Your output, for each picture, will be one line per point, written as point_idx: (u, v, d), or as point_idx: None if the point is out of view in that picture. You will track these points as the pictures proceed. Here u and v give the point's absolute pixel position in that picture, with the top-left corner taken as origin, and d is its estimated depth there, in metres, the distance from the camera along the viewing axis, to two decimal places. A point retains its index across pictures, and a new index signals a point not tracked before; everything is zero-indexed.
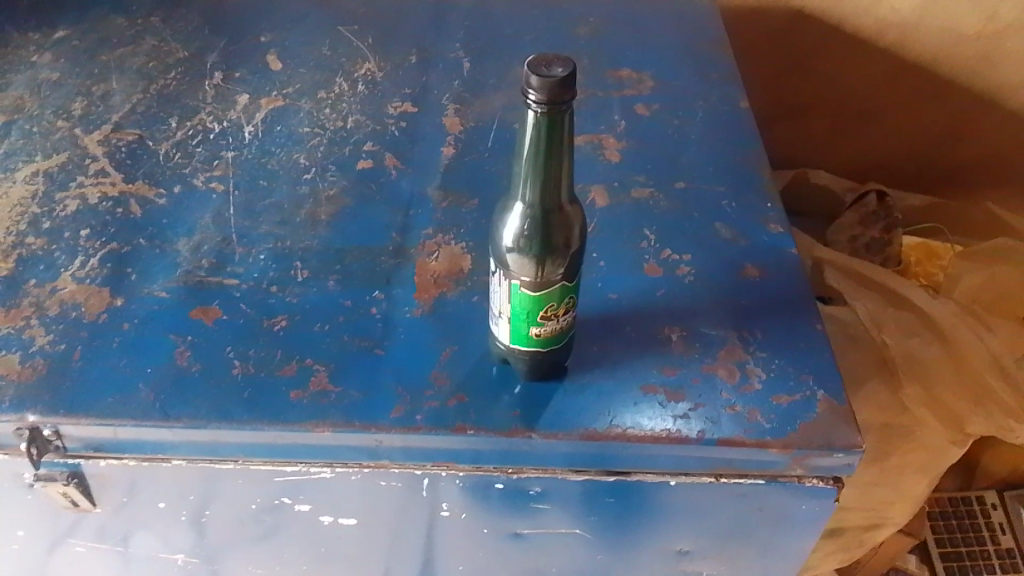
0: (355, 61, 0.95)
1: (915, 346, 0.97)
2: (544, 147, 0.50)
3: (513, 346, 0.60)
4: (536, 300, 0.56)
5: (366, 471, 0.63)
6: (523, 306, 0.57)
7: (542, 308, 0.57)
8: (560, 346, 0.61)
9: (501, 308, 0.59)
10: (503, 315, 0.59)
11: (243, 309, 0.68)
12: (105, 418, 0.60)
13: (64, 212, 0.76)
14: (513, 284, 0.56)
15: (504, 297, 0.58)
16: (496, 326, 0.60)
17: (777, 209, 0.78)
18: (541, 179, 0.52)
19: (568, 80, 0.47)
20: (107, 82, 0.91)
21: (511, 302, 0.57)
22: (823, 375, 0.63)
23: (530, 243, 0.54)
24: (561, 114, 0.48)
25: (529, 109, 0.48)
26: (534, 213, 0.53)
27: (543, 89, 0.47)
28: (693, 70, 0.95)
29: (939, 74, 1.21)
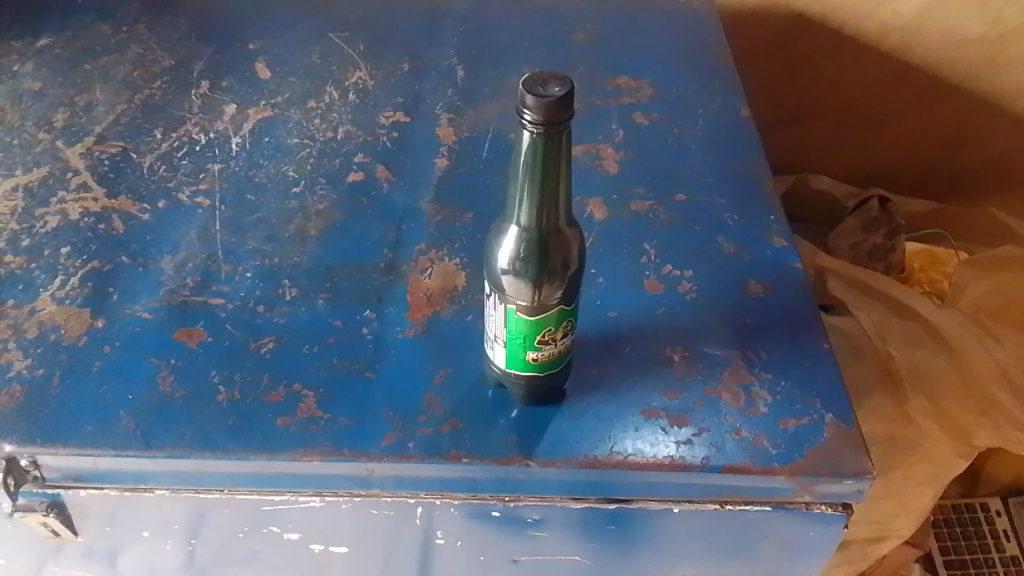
0: (346, 69, 0.92)
1: (921, 359, 0.94)
2: (540, 169, 0.47)
3: (510, 370, 0.58)
4: (534, 325, 0.54)
5: (357, 500, 0.60)
6: (520, 330, 0.55)
7: (541, 333, 0.55)
8: (557, 370, 0.58)
9: (496, 331, 0.56)
10: (499, 339, 0.56)
11: (229, 331, 0.65)
12: (84, 448, 0.58)
13: (44, 229, 0.73)
14: (508, 308, 0.54)
15: (500, 321, 0.55)
16: (492, 350, 0.58)
17: (780, 222, 0.76)
18: (538, 201, 0.49)
19: (566, 99, 0.45)
20: (90, 92, 0.88)
21: (507, 327, 0.55)
22: (830, 397, 0.61)
23: (526, 266, 0.52)
24: (559, 134, 0.46)
25: (524, 129, 0.46)
26: (530, 235, 0.51)
27: (539, 109, 0.45)
28: (692, 76, 0.93)
29: (941, 79, 1.19)
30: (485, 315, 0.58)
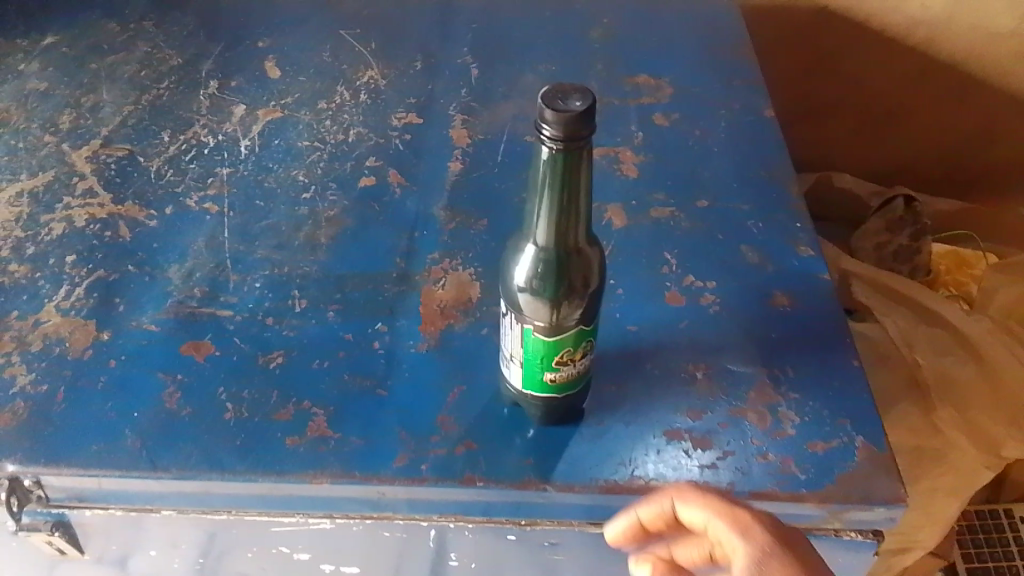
0: (357, 68, 0.90)
1: (948, 366, 0.92)
2: (559, 186, 0.45)
3: (527, 390, 0.56)
4: (553, 346, 0.52)
5: (368, 523, 0.59)
6: (537, 351, 0.52)
7: (559, 354, 0.52)
8: (575, 391, 0.56)
9: (512, 351, 0.54)
10: (515, 358, 0.54)
11: (237, 344, 0.63)
12: (89, 469, 0.56)
13: (49, 236, 0.72)
14: (526, 329, 0.52)
15: (517, 341, 0.53)
16: (508, 369, 0.56)
17: (807, 229, 0.73)
18: (556, 218, 0.47)
19: (587, 114, 0.42)
20: (97, 93, 0.86)
21: (524, 348, 0.53)
22: (861, 418, 0.58)
23: (544, 285, 0.50)
24: (579, 150, 0.44)
25: (543, 144, 0.44)
26: (548, 255, 0.49)
27: (558, 124, 0.42)
28: (714, 75, 0.90)
29: (969, 73, 1.16)
30: (500, 334, 0.56)
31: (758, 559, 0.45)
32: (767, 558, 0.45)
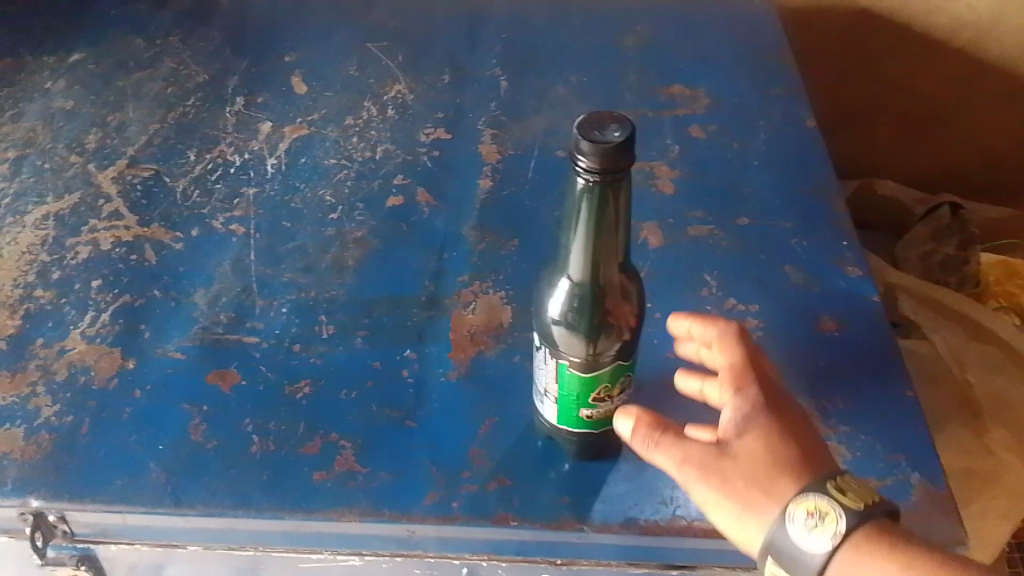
0: (385, 82, 0.88)
1: (1000, 385, 0.90)
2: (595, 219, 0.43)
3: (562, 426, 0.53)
4: (590, 383, 0.49)
5: (399, 561, 0.57)
6: (573, 388, 0.50)
7: (597, 392, 0.50)
8: (613, 426, 0.54)
9: (547, 386, 0.52)
10: (550, 394, 0.52)
11: (264, 373, 0.62)
12: (112, 504, 0.55)
13: (75, 260, 0.71)
14: (561, 364, 0.49)
15: (551, 376, 0.51)
16: (542, 403, 0.53)
17: (854, 249, 0.70)
18: (592, 251, 0.45)
19: (626, 145, 0.40)
20: (123, 111, 0.85)
21: (560, 385, 0.50)
22: (916, 454, 0.56)
23: (580, 320, 0.48)
24: (618, 181, 0.42)
25: (578, 177, 0.42)
26: (583, 289, 0.47)
27: (595, 156, 0.40)
28: (752, 84, 0.87)
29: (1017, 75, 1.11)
30: (534, 366, 0.54)
31: (746, 412, 0.51)
32: (755, 412, 0.51)
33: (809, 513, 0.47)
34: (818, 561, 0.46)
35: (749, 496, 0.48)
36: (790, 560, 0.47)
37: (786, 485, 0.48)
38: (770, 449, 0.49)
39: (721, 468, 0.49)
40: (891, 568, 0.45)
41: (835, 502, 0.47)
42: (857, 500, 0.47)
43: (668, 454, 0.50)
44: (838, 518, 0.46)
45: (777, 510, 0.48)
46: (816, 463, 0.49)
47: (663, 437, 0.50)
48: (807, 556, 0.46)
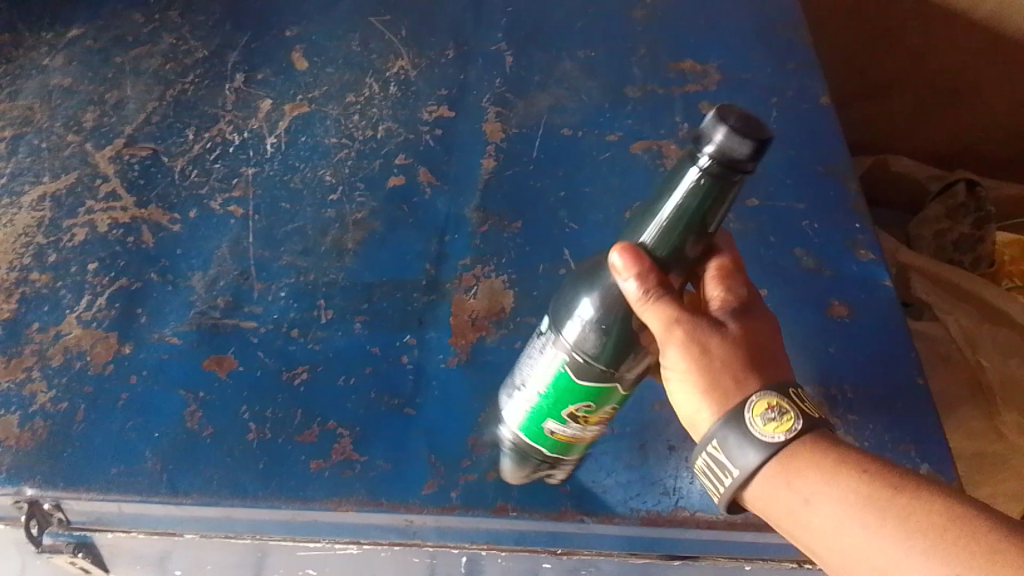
0: (387, 58, 0.86)
1: (1014, 369, 0.87)
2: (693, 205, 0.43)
3: (524, 433, 0.50)
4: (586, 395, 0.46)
5: (397, 549, 0.57)
6: (556, 393, 0.47)
7: (584, 408, 0.47)
8: (565, 456, 0.51)
9: (526, 382, 0.49)
10: (525, 392, 0.49)
11: (261, 359, 0.61)
12: (107, 493, 0.54)
13: (71, 242, 0.70)
14: (558, 359, 0.46)
15: (548, 370, 0.47)
16: (515, 401, 0.50)
17: (867, 232, 0.68)
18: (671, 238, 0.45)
19: (757, 150, 0.40)
20: (121, 88, 0.83)
21: (552, 390, 0.47)
22: (926, 445, 0.56)
23: (609, 332, 0.45)
24: (732, 180, 0.41)
25: (699, 158, 0.41)
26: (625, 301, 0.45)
27: (725, 140, 0.40)
28: (765, 60, 0.84)
29: None
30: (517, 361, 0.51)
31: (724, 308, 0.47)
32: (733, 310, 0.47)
33: (766, 411, 0.43)
34: (760, 457, 0.43)
35: (717, 378, 0.45)
36: (735, 450, 0.44)
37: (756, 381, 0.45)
38: (744, 341, 0.46)
39: (699, 343, 0.45)
40: (828, 468, 0.42)
41: (794, 405, 0.44)
42: (813, 408, 0.44)
43: (660, 314, 0.44)
44: (796, 420, 0.43)
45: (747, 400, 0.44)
46: (782, 366, 0.47)
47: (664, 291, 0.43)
48: (750, 450, 0.43)
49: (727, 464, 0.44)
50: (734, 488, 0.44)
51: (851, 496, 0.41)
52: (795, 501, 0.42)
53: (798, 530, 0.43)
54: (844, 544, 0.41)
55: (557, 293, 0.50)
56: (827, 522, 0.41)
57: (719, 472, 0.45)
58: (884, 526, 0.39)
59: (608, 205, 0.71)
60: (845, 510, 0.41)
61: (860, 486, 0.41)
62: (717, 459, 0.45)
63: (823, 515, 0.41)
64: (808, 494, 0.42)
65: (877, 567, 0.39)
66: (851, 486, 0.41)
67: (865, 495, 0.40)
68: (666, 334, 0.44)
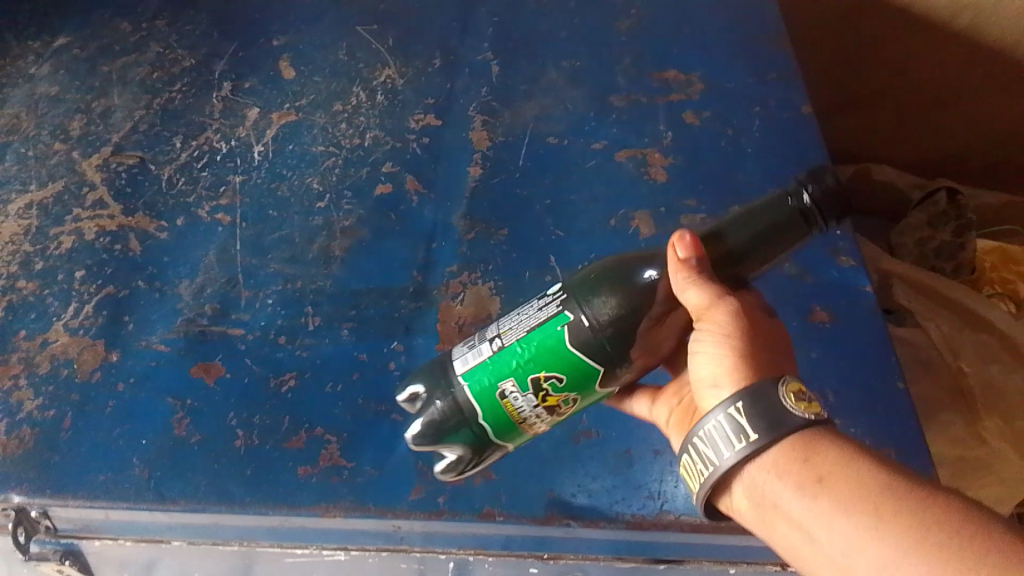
0: (374, 67, 0.86)
1: (994, 374, 0.89)
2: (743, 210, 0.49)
3: (466, 389, 0.47)
4: (562, 365, 0.45)
5: (384, 555, 0.57)
6: (541, 351, 0.46)
7: (548, 376, 0.46)
8: (487, 441, 0.48)
9: (503, 338, 0.47)
10: (497, 347, 0.47)
11: (248, 366, 0.61)
12: (94, 500, 0.55)
13: (58, 250, 0.70)
14: (562, 315, 0.46)
15: (542, 328, 0.46)
16: (477, 353, 0.48)
17: (848, 239, 0.69)
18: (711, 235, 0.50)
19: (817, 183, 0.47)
20: (108, 97, 0.84)
21: (537, 349, 0.46)
22: (905, 448, 0.57)
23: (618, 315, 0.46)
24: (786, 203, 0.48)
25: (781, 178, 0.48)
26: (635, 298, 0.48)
27: None
28: (748, 69, 0.86)
29: (1006, 65, 1.09)
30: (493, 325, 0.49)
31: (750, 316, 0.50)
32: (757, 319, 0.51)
33: (796, 390, 0.44)
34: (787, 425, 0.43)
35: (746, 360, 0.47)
36: (762, 414, 0.43)
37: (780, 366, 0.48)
38: (769, 341, 0.49)
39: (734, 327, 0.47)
40: (841, 453, 0.42)
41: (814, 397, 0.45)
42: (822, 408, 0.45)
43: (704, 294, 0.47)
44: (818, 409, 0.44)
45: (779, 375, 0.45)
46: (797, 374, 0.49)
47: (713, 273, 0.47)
48: (777, 416, 0.43)
49: (745, 427, 0.44)
50: (744, 453, 0.43)
51: (857, 480, 0.40)
52: (809, 477, 0.42)
53: (802, 511, 0.42)
54: (851, 525, 0.39)
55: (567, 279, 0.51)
56: (838, 500, 0.40)
57: (732, 437, 0.44)
58: (897, 509, 0.39)
59: (593, 213, 0.72)
60: (860, 489, 0.40)
61: (879, 475, 0.41)
62: (735, 422, 0.44)
63: (834, 492, 0.41)
64: (825, 471, 0.41)
65: (883, 551, 0.38)
66: (872, 471, 0.41)
67: (884, 480, 0.40)
68: (710, 308, 0.47)
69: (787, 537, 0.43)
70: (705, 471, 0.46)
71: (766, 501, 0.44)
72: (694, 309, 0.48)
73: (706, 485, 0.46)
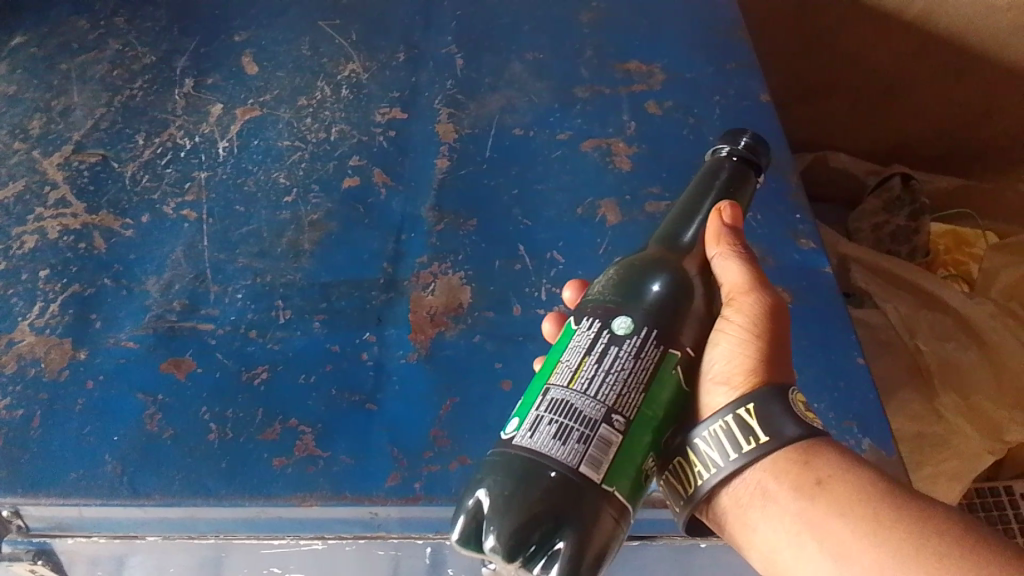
0: (338, 61, 0.86)
1: (950, 353, 0.91)
2: (704, 181, 0.52)
3: (616, 489, 0.40)
4: (671, 407, 0.44)
5: (362, 542, 0.58)
6: (657, 405, 0.43)
7: (663, 423, 0.43)
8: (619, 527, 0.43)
9: (607, 401, 0.41)
10: (614, 414, 0.41)
11: (220, 360, 0.61)
12: (67, 497, 0.54)
13: (21, 250, 0.69)
14: (663, 358, 0.43)
15: (656, 380, 0.43)
16: (603, 444, 0.40)
17: (807, 222, 0.71)
18: (676, 216, 0.51)
19: (754, 139, 0.54)
20: (68, 95, 0.83)
21: (652, 404, 0.42)
22: (866, 422, 0.59)
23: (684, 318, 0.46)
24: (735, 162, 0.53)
25: (716, 153, 0.54)
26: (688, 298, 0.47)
27: (728, 137, 0.55)
28: (707, 60, 0.87)
29: (956, 54, 1.12)
30: (550, 397, 0.42)
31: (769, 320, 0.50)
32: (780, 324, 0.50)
33: (802, 402, 0.45)
34: (799, 431, 0.43)
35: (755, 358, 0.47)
36: (771, 419, 0.43)
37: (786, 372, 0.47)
38: (781, 344, 0.49)
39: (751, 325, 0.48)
40: (839, 458, 0.43)
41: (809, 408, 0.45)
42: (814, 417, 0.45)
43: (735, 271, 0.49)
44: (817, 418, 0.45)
45: (786, 383, 0.45)
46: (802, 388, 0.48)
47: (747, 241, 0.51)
48: (791, 420, 0.43)
49: (755, 429, 0.43)
50: (752, 455, 0.43)
51: (854, 487, 0.41)
52: (806, 479, 0.42)
53: (798, 510, 0.42)
54: (847, 528, 0.41)
55: (596, 298, 0.46)
56: (835, 504, 0.41)
57: (739, 439, 0.43)
58: (895, 516, 0.40)
59: (560, 202, 0.73)
60: (860, 494, 0.41)
61: (875, 482, 0.42)
62: (744, 424, 0.43)
63: (832, 496, 0.42)
64: (824, 474, 0.42)
65: (877, 557, 0.39)
66: (871, 479, 0.42)
67: (883, 487, 0.41)
68: (749, 284, 0.49)
69: (769, 536, 0.44)
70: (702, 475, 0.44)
71: (755, 501, 0.44)
72: (731, 285, 0.50)
73: (702, 490, 0.44)
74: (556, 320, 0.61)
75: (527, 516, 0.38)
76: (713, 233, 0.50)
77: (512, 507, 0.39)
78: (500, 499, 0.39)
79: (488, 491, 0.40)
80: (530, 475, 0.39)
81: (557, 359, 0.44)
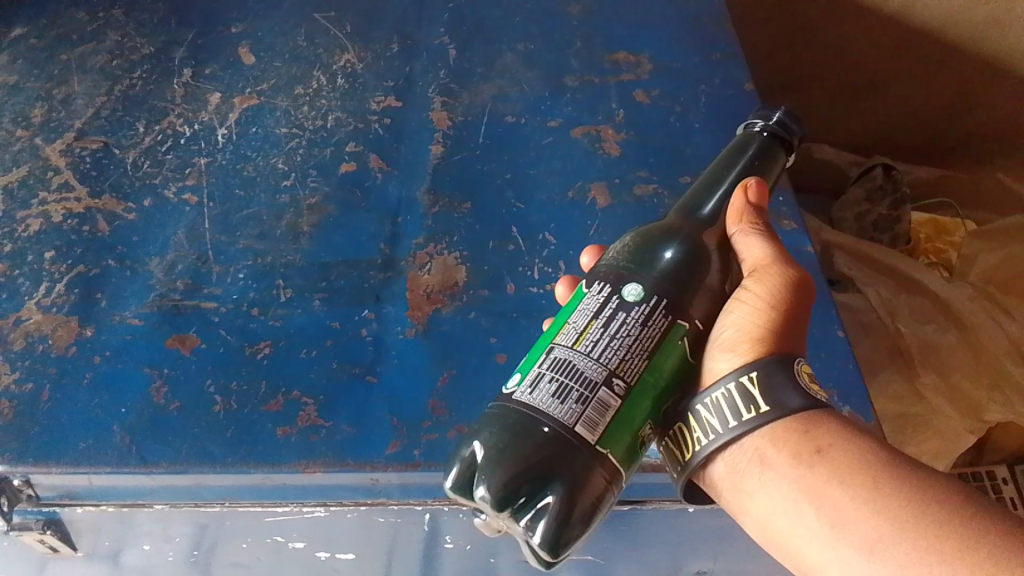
0: (333, 52, 0.88)
1: (930, 334, 0.95)
2: (738, 154, 0.54)
3: (609, 450, 0.43)
4: (673, 376, 0.46)
5: (363, 509, 0.60)
6: (660, 376, 0.45)
7: (665, 391, 0.46)
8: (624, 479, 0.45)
9: (609, 365, 0.43)
10: (614, 377, 0.43)
11: (223, 336, 0.63)
12: (77, 466, 0.56)
13: (26, 233, 0.71)
14: (670, 328, 0.45)
15: (661, 348, 0.45)
16: (601, 406, 0.43)
17: (789, 204, 0.74)
18: (707, 185, 0.53)
19: (789, 118, 0.56)
20: (69, 84, 0.84)
21: (654, 373, 0.45)
22: (847, 391, 0.62)
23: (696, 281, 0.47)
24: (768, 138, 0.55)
25: (752, 126, 0.56)
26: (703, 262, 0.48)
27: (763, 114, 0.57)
28: (693, 49, 0.90)
29: (935, 50, 1.15)
30: (555, 357, 0.44)
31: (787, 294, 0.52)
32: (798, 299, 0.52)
33: (807, 373, 0.47)
34: (801, 402, 0.45)
35: (766, 328, 0.49)
36: (774, 390, 0.45)
37: (794, 343, 0.49)
38: (795, 317, 0.50)
39: (764, 296, 0.50)
40: (841, 427, 0.45)
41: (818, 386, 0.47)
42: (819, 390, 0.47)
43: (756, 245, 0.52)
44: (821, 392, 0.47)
45: (792, 354, 0.47)
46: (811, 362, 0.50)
47: (769, 219, 0.54)
48: (794, 392, 0.45)
49: (757, 398, 0.45)
50: (753, 424, 0.45)
51: (854, 456, 0.43)
52: (806, 447, 0.44)
53: (797, 476, 0.44)
54: (845, 495, 0.42)
55: (615, 261, 0.48)
56: (832, 471, 0.43)
57: (740, 407, 0.45)
58: (892, 484, 0.41)
59: (552, 185, 0.75)
60: (857, 462, 0.43)
61: (873, 451, 0.43)
62: (746, 393, 0.45)
63: (831, 464, 0.43)
64: (824, 443, 0.44)
65: (875, 524, 0.41)
66: (871, 449, 0.43)
67: (884, 457, 0.43)
68: (771, 256, 0.52)
69: (766, 504, 0.46)
70: (701, 439, 0.46)
71: (753, 467, 0.46)
72: (753, 258, 0.52)
73: (701, 455, 0.47)
74: (568, 284, 0.64)
75: (518, 469, 0.41)
76: (737, 210, 0.53)
77: (502, 460, 0.41)
78: (493, 452, 0.42)
79: (483, 443, 0.43)
80: (524, 431, 0.42)
81: (566, 320, 0.46)
